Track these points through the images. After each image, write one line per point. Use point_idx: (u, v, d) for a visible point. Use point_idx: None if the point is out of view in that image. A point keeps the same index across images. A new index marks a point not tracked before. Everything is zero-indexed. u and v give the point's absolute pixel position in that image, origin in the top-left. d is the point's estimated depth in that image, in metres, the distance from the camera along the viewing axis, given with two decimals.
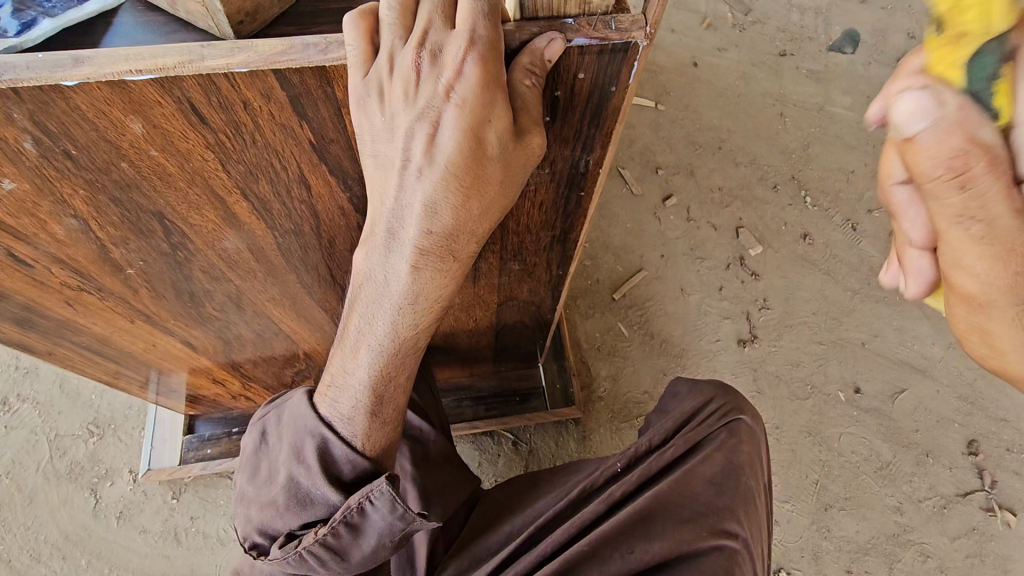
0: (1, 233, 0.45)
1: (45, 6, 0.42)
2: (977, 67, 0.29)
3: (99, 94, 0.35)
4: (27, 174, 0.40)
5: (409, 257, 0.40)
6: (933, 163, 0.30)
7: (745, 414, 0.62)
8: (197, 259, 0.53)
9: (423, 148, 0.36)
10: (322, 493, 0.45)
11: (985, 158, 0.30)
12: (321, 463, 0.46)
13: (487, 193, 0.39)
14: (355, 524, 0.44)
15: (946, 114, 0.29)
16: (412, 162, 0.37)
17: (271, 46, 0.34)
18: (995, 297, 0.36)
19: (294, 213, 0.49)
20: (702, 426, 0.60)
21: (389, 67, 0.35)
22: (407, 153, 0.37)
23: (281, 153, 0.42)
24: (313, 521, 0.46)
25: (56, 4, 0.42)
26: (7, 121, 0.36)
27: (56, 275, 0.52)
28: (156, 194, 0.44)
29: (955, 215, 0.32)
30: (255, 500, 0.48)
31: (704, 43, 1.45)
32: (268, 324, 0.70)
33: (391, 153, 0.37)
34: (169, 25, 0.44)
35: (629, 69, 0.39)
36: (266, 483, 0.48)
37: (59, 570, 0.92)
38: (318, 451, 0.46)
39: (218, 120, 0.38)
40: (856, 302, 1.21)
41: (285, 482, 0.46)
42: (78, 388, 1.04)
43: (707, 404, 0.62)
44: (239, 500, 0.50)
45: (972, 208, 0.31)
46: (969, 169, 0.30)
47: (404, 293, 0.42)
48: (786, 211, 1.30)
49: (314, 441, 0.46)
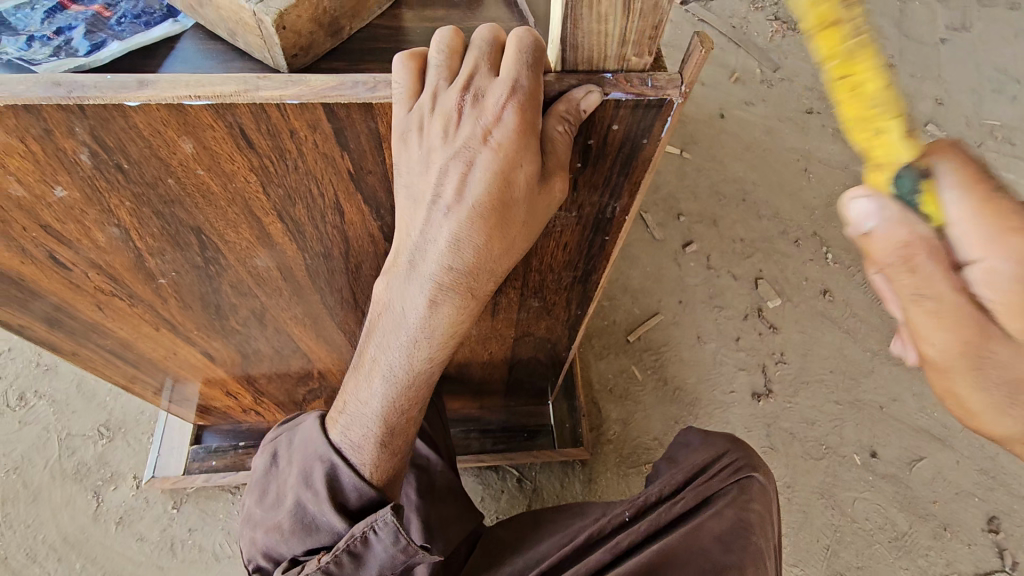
0: (47, 236, 0.47)
1: (114, 30, 0.45)
2: (900, 184, 0.33)
3: (156, 116, 0.36)
4: (79, 183, 0.42)
5: (430, 290, 0.41)
6: (885, 253, 0.34)
7: (758, 471, 0.61)
8: (227, 273, 0.54)
9: (457, 185, 0.37)
10: (327, 519, 0.45)
11: (925, 248, 0.33)
12: (328, 489, 0.46)
13: (511, 232, 0.40)
14: (356, 555, 0.44)
15: (890, 214, 0.33)
16: (444, 197, 0.38)
17: (322, 81, 0.36)
18: (954, 363, 0.37)
19: (325, 237, 0.50)
20: (713, 480, 0.60)
21: (431, 107, 0.36)
22: (439, 189, 0.38)
23: (320, 180, 0.43)
24: (317, 547, 0.46)
25: (125, 29, 0.45)
26: (69, 133, 0.37)
27: (92, 279, 0.53)
28: (197, 211, 0.45)
29: (909, 290, 0.35)
30: (263, 522, 0.49)
31: (733, 96, 1.48)
32: (286, 341, 0.71)
33: (425, 186, 0.38)
34: (227, 54, 0.47)
35: (663, 123, 0.41)
36: (274, 507, 0.49)
37: (53, 572, 0.91)
38: (326, 476, 0.46)
39: (265, 145, 0.40)
40: (875, 364, 1.19)
41: (291, 506, 0.47)
42: (94, 389, 1.06)
43: (719, 457, 0.62)
44: (247, 522, 0.51)
45: (921, 286, 0.34)
46: (913, 257, 0.33)
47: (421, 325, 0.43)
48: (807, 265, 1.29)
49: (324, 467, 0.47)
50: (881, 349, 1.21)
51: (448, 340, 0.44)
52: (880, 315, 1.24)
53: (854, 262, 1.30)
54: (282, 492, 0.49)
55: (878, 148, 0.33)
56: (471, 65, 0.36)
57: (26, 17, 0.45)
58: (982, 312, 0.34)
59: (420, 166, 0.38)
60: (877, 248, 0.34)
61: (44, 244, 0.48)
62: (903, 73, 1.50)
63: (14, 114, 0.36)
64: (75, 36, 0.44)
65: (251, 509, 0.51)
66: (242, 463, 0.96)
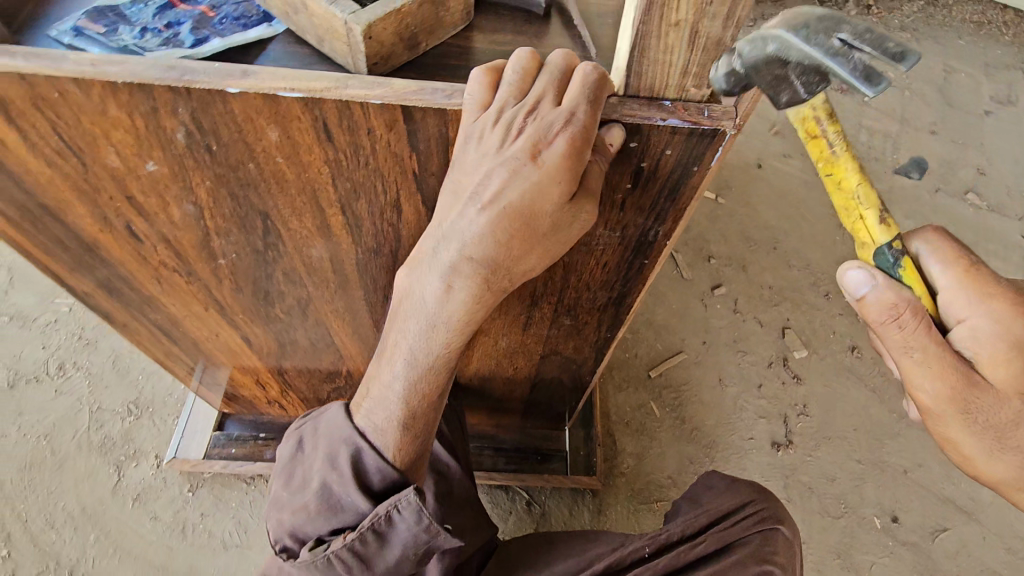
0: (129, 207, 0.51)
1: (216, 28, 0.50)
2: (883, 260, 0.47)
3: (252, 104, 0.40)
4: (169, 160, 0.45)
5: (456, 286, 0.42)
6: (878, 313, 0.45)
7: (782, 524, 0.61)
8: (283, 260, 0.57)
9: (496, 188, 0.38)
10: (352, 500, 0.47)
11: (911, 309, 0.44)
12: (353, 472, 0.48)
13: (532, 244, 0.41)
14: (380, 533, 0.46)
15: (880, 282, 0.44)
16: (484, 199, 0.39)
17: (404, 85, 0.39)
18: (945, 408, 0.46)
19: (379, 234, 0.53)
20: (736, 528, 0.60)
21: (494, 119, 0.38)
22: (478, 188, 0.39)
23: (386, 178, 0.46)
24: (342, 526, 0.48)
25: (225, 29, 0.50)
26: (171, 113, 0.41)
27: (159, 253, 0.57)
28: (268, 196, 0.49)
29: (901, 346, 0.45)
30: (286, 506, 0.50)
31: (771, 147, 1.50)
32: (323, 334, 0.74)
33: (469, 186, 0.40)
34: (312, 57, 0.51)
35: (714, 153, 0.43)
36: (299, 489, 0.50)
37: (67, 541, 0.93)
38: (350, 458, 0.48)
39: (342, 141, 0.43)
40: (901, 426, 1.17)
41: (318, 487, 0.48)
42: (129, 367, 1.10)
43: (745, 506, 0.62)
44: (270, 506, 0.52)
45: (910, 344, 0.45)
46: (900, 313, 0.44)
47: (443, 323, 0.44)
48: (836, 320, 1.29)
49: (349, 450, 0.48)
50: (908, 412, 1.19)
51: (468, 339, 0.46)
52: None
53: None
54: (304, 478, 0.50)
55: (865, 230, 0.46)
56: (539, 86, 0.39)
57: (140, 11, 0.50)
58: (964, 361, 0.46)
59: (467, 166, 0.40)
60: (873, 308, 0.45)
61: (124, 214, 0.51)
62: (945, 140, 1.51)
63: (129, 91, 0.39)
64: (183, 30, 0.49)
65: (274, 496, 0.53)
66: (260, 454, 0.99)
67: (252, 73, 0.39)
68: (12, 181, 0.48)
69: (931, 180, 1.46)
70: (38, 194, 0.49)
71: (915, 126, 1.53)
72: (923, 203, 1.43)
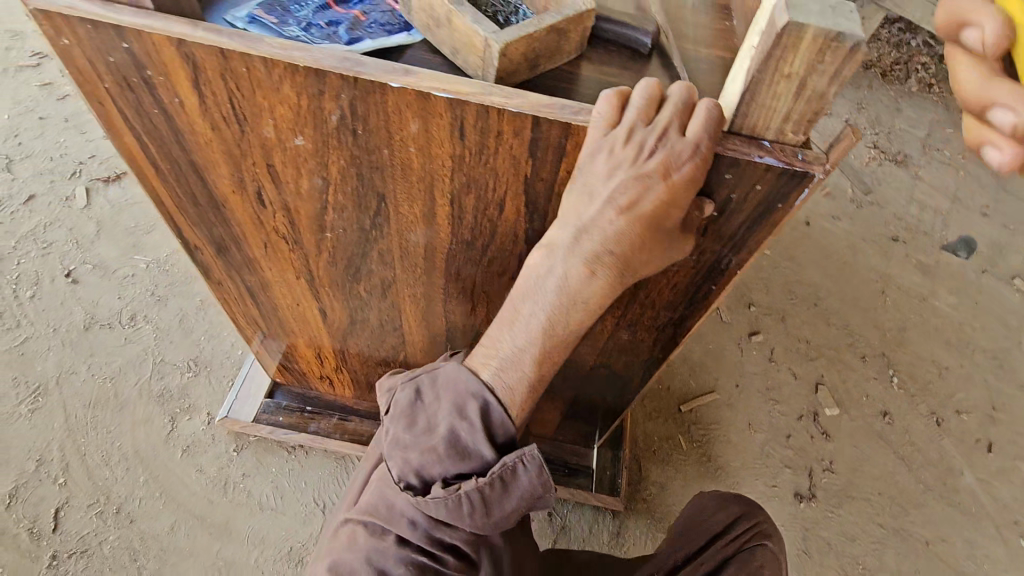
0: (266, 174, 0.57)
1: (367, 31, 0.57)
2: None
3: (405, 98, 0.46)
4: (317, 138, 0.52)
5: (581, 276, 0.47)
6: None
7: (770, 539, 0.63)
8: (383, 241, 0.63)
9: (632, 196, 0.44)
10: (479, 448, 0.50)
11: None
12: (481, 423, 0.50)
13: (652, 244, 0.48)
14: (506, 483, 0.50)
15: None
16: (621, 205, 0.45)
17: (539, 99, 0.45)
18: None
19: (477, 228, 0.59)
20: (731, 545, 0.62)
21: (624, 138, 0.44)
22: (611, 197, 0.45)
23: (499, 178, 0.52)
24: (466, 471, 0.50)
25: (375, 33, 0.57)
26: (333, 98, 0.48)
27: (276, 220, 0.64)
28: (391, 180, 0.55)
29: None
30: (410, 446, 0.50)
31: (821, 207, 1.54)
32: (393, 317, 0.79)
33: (601, 191, 0.45)
34: (443, 66, 0.57)
35: (800, 193, 0.47)
36: (418, 432, 0.51)
37: (119, 479, 0.99)
38: (478, 410, 0.50)
39: (471, 140, 0.49)
40: (927, 498, 1.17)
41: (446, 432, 0.50)
42: (193, 327, 1.17)
43: (739, 521, 0.64)
44: (387, 445, 0.52)
45: None
46: None
47: (571, 300, 0.48)
48: (870, 383, 1.30)
49: (478, 403, 0.50)
50: (935, 485, 1.18)
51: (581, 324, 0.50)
52: (939, 450, 1.23)
53: (918, 392, 1.30)
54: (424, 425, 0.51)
55: None
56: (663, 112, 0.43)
57: (306, 9, 0.58)
58: None
59: (600, 176, 0.45)
60: None
61: (260, 180, 0.58)
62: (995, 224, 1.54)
63: (305, 75, 0.46)
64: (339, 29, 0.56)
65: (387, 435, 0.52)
66: (305, 425, 1.04)
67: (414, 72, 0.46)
68: (177, 138, 0.55)
69: (977, 261, 1.48)
70: (193, 152, 0.56)
71: (966, 207, 1.56)
72: (967, 282, 1.45)
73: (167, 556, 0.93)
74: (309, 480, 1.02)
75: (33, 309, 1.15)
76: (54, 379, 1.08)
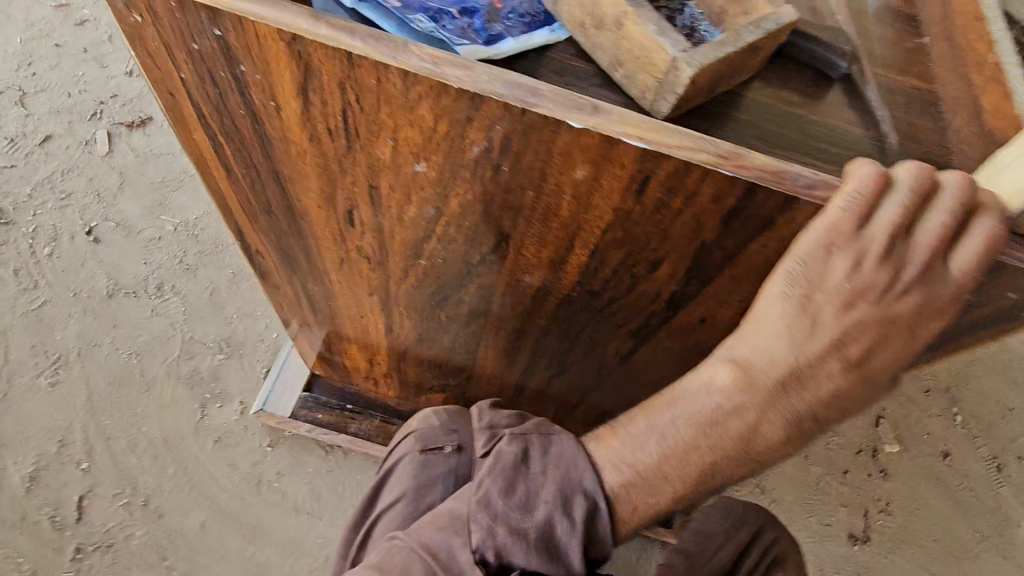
0: (366, 195, 0.47)
1: (506, 24, 0.45)
2: None
3: (582, 142, 0.35)
4: (445, 168, 0.41)
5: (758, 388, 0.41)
6: None
7: None
8: (487, 277, 0.54)
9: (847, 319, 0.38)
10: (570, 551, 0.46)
11: None
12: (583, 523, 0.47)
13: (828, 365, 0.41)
14: None
15: None
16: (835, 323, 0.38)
17: (763, 162, 0.34)
18: None
19: (612, 281, 0.49)
20: None
21: (876, 251, 0.34)
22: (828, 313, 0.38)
23: (668, 239, 0.42)
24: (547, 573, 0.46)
25: (514, 25, 0.45)
26: (484, 129, 0.36)
27: (363, 240, 0.53)
28: (524, 221, 0.44)
29: None
30: (500, 515, 0.46)
31: None
32: (470, 342, 0.70)
33: (827, 316, 0.38)
34: (595, 77, 0.45)
35: None
36: (518, 505, 0.47)
37: (146, 468, 0.93)
38: (585, 508, 0.47)
39: (651, 197, 0.38)
40: (981, 548, 1.12)
41: (544, 518, 0.46)
42: (225, 303, 1.08)
43: None
44: (475, 504, 0.47)
45: None
46: None
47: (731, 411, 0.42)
48: (933, 419, 1.23)
49: (586, 499, 0.47)
50: (990, 535, 1.14)
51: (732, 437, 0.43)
52: (997, 498, 1.17)
53: (982, 433, 1.23)
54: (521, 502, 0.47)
55: None
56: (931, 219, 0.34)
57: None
58: None
59: (838, 297, 0.37)
60: None
61: (356, 200, 0.48)
62: None
63: (456, 98, 0.35)
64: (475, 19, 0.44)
65: (478, 489, 0.48)
66: (345, 426, 0.96)
67: (602, 110, 0.34)
68: (261, 144, 0.44)
69: None
70: (279, 161, 0.45)
71: None
72: None
73: (198, 556, 0.88)
74: (348, 485, 0.96)
75: (52, 269, 1.05)
76: (75, 351, 0.99)
